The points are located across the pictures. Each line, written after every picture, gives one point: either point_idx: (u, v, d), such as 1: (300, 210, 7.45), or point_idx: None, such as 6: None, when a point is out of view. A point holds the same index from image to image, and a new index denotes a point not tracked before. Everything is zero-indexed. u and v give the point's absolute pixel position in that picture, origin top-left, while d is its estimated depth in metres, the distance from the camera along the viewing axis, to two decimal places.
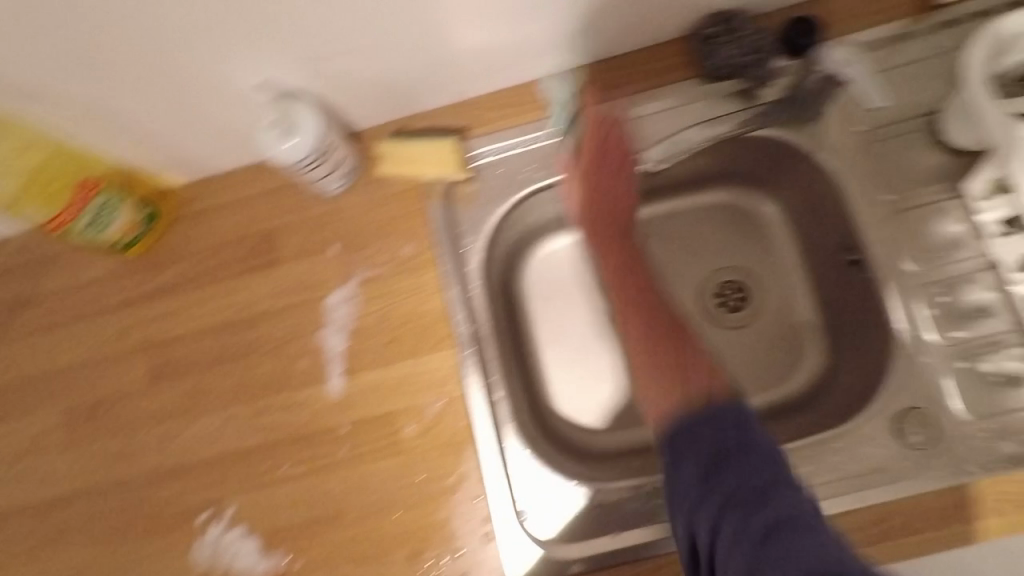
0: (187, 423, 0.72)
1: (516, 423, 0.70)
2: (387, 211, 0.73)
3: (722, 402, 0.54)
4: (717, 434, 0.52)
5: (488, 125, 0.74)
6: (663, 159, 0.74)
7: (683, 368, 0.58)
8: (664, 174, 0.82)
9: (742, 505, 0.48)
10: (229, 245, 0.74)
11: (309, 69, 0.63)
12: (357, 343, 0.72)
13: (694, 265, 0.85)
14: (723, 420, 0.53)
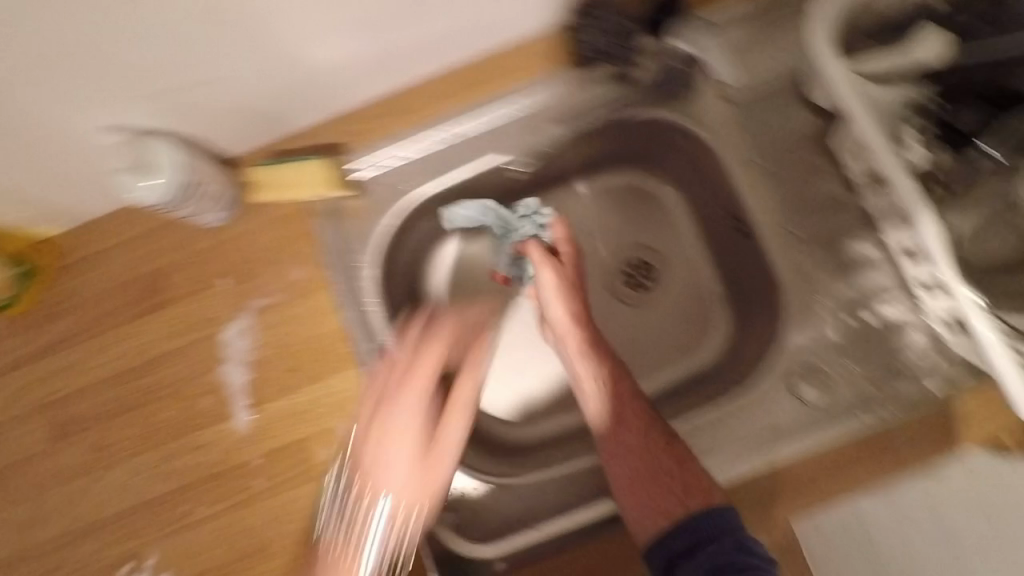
0: (98, 477, 0.72)
1: None
2: (272, 237, 0.72)
3: (717, 509, 0.59)
4: (692, 522, 0.58)
5: (364, 136, 0.72)
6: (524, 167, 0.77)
7: (664, 459, 0.62)
8: (556, 165, 0.81)
9: (697, 546, 0.57)
10: (116, 291, 0.73)
11: (158, 109, 0.61)
12: (259, 374, 0.71)
13: (597, 249, 0.85)
14: (706, 530, 0.58)
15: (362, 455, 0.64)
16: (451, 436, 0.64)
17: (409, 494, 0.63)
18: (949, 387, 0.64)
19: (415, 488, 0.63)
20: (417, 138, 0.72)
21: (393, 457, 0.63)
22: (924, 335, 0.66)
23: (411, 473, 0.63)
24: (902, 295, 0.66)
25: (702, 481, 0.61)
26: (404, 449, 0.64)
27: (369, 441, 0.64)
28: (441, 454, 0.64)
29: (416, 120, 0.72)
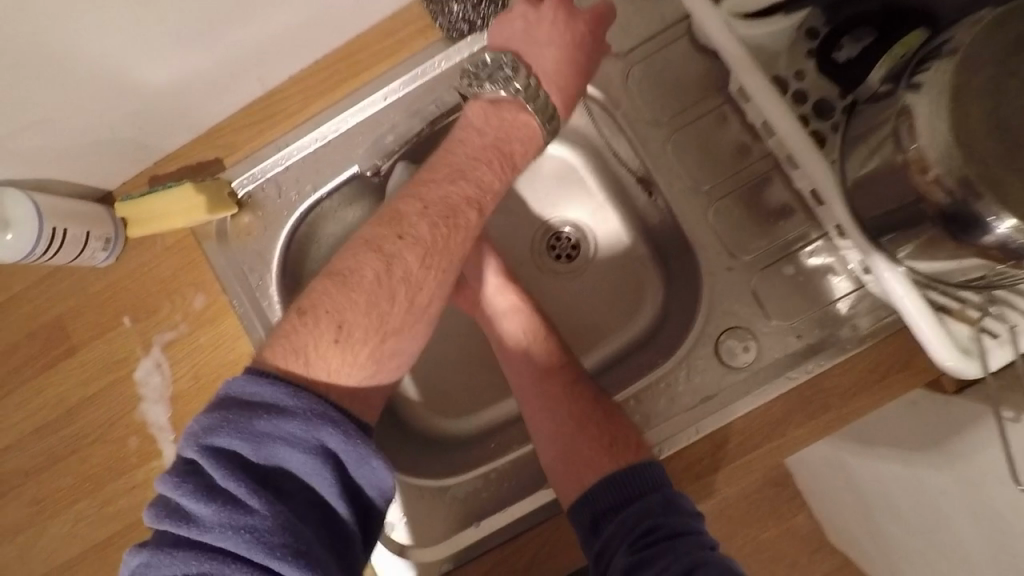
0: (40, 532, 0.71)
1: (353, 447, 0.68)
2: (166, 267, 0.69)
3: (644, 463, 0.59)
4: (619, 479, 0.58)
5: (242, 149, 0.69)
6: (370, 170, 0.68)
7: (592, 418, 0.63)
8: None
9: (626, 504, 0.57)
10: (21, 344, 0.71)
11: (1, 157, 0.57)
12: (177, 409, 0.69)
13: (516, 225, 0.80)
14: (640, 485, 0.57)
15: (401, 210, 0.53)
16: (490, 169, 0.56)
17: (454, 207, 0.54)
18: (876, 329, 0.61)
19: (455, 214, 0.54)
20: (295, 144, 0.67)
21: (456, 198, 0.54)
22: (847, 279, 0.63)
23: (471, 192, 0.55)
24: (819, 238, 0.63)
25: (631, 438, 0.61)
26: (467, 193, 0.55)
27: (471, 155, 0.56)
28: (472, 207, 0.55)
29: (292, 122, 0.68)
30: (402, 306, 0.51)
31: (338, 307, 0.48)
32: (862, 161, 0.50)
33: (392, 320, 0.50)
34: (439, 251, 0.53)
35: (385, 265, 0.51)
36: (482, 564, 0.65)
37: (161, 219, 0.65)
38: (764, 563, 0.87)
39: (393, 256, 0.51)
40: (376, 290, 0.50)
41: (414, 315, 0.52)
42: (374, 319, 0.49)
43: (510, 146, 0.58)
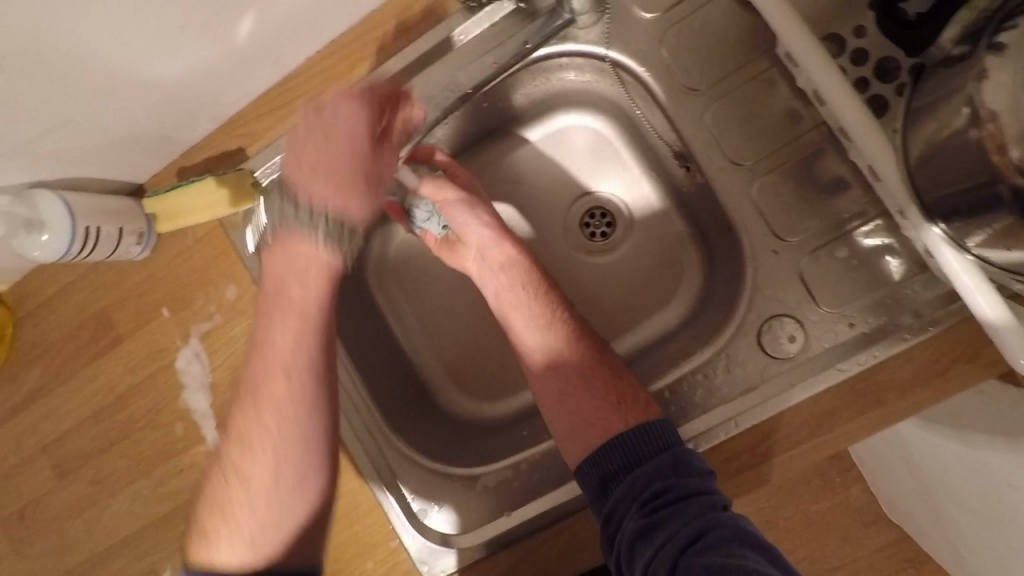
0: (104, 507, 0.76)
1: (386, 432, 0.69)
2: (198, 259, 0.70)
3: (654, 421, 0.56)
4: (625, 441, 0.56)
5: (263, 137, 0.68)
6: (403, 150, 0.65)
7: (598, 374, 0.61)
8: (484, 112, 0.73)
9: (635, 466, 0.55)
10: (73, 334, 0.75)
11: (30, 161, 0.58)
12: (217, 396, 0.71)
13: (545, 203, 0.76)
14: (650, 444, 0.55)
15: (253, 368, 0.54)
16: (321, 294, 0.55)
17: (293, 342, 0.54)
18: (940, 317, 0.55)
19: (290, 352, 0.54)
20: None
21: (280, 337, 0.54)
22: (908, 261, 0.57)
23: (315, 321, 0.55)
24: (877, 216, 0.57)
25: (638, 395, 0.59)
26: (294, 321, 0.54)
27: (291, 286, 0.55)
28: (301, 324, 0.54)
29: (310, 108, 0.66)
30: (286, 445, 0.53)
31: (231, 460, 0.53)
32: (930, 136, 0.43)
33: (285, 454, 0.53)
34: (282, 394, 0.53)
35: (253, 411, 0.53)
36: (514, 553, 0.65)
37: (187, 215, 0.66)
38: (812, 546, 0.84)
39: (256, 462, 0.53)
40: (243, 451, 0.53)
41: (272, 454, 0.52)
42: (263, 456, 0.52)
43: (314, 272, 0.55)
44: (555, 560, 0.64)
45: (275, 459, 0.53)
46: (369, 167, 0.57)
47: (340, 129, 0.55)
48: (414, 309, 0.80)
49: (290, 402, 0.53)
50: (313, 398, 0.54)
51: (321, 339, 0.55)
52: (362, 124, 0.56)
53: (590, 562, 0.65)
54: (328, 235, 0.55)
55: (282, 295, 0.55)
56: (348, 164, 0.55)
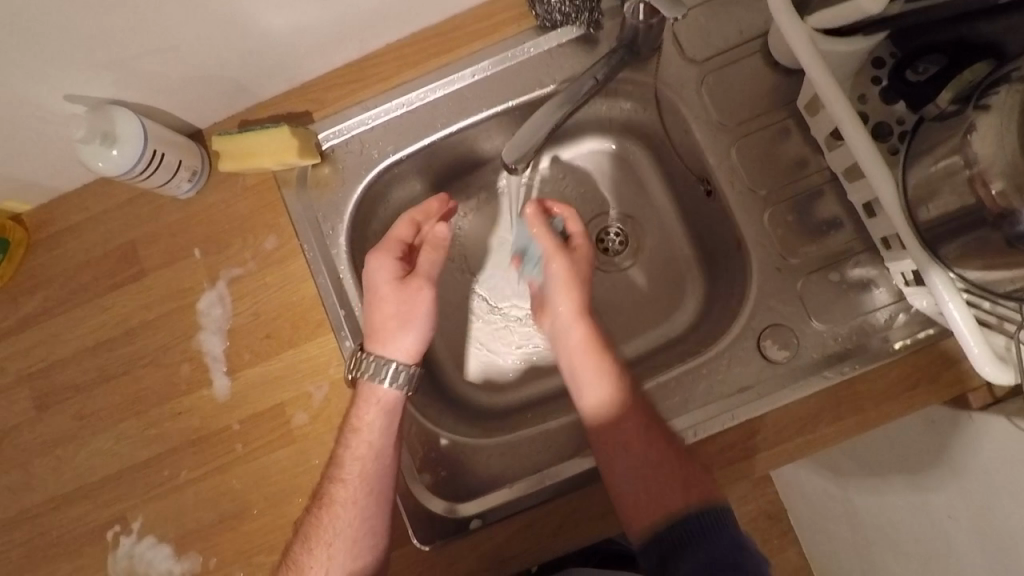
0: (81, 445, 0.73)
1: None
2: (244, 207, 0.73)
3: (717, 505, 0.57)
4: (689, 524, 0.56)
5: (332, 105, 0.73)
6: (514, 163, 0.67)
7: (680, 479, 0.58)
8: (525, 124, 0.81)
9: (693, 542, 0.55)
10: (90, 263, 0.74)
11: (121, 77, 0.62)
12: (233, 343, 0.72)
13: None
14: (708, 529, 0.55)
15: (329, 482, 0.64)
16: (377, 425, 0.65)
17: (352, 460, 0.64)
18: (909, 342, 0.64)
19: (353, 469, 0.64)
20: (383, 106, 0.73)
21: (351, 456, 0.64)
22: (887, 291, 0.66)
23: (371, 445, 0.64)
24: (865, 251, 0.67)
25: (705, 481, 0.58)
26: (359, 458, 0.64)
27: (355, 415, 0.65)
28: (365, 459, 0.64)
29: (382, 88, 0.73)
30: (339, 545, 0.63)
31: (298, 549, 0.63)
32: (925, 170, 0.54)
33: (337, 552, 0.63)
34: (343, 500, 0.63)
35: (323, 513, 0.64)
36: (511, 526, 0.66)
37: (251, 155, 0.69)
38: None
39: (315, 552, 0.63)
40: (308, 546, 0.63)
41: (337, 548, 0.63)
42: (320, 551, 0.63)
43: (374, 401, 0.65)
44: (549, 537, 0.66)
45: (330, 554, 0.63)
46: (402, 307, 0.67)
47: (374, 288, 0.68)
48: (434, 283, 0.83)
49: (347, 507, 0.63)
50: (362, 508, 0.63)
51: (378, 470, 0.64)
52: (384, 278, 0.68)
53: (585, 540, 0.66)
54: (391, 376, 0.66)
55: (363, 431, 0.64)
56: (386, 312, 0.67)
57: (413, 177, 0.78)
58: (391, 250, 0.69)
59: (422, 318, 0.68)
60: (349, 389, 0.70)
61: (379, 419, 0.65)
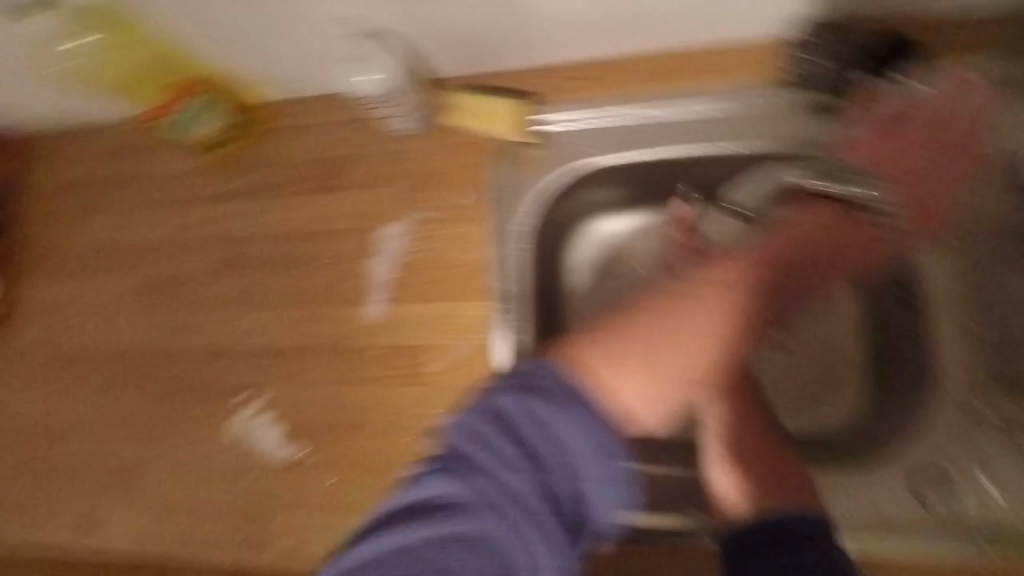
0: (241, 314, 0.81)
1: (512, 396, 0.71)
2: (450, 160, 0.77)
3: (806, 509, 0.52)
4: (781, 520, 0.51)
5: (564, 93, 0.75)
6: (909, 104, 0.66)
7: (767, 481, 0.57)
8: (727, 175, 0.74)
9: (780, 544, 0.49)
10: (300, 163, 0.81)
11: (399, 11, 0.66)
12: (398, 277, 0.77)
13: None
14: (798, 526, 0.50)
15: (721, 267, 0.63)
16: (798, 237, 0.67)
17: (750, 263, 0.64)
18: None
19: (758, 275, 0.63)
20: (607, 109, 0.73)
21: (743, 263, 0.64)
22: None
23: (780, 243, 0.66)
24: None
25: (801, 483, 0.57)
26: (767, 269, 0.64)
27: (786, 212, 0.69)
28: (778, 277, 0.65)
29: (616, 92, 0.74)
30: (698, 335, 0.56)
31: (684, 304, 0.57)
32: None
33: (710, 331, 0.57)
34: (738, 295, 0.60)
35: (706, 283, 0.60)
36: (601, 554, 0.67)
37: (481, 116, 0.74)
38: None
39: (693, 324, 0.56)
40: (690, 298, 0.58)
41: (709, 308, 0.58)
42: (706, 322, 0.57)
43: (712, 300, 0.59)
44: None
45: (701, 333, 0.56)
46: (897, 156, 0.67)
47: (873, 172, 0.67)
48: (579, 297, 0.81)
49: (734, 294, 0.60)
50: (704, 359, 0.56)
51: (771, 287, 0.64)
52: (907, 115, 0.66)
53: None
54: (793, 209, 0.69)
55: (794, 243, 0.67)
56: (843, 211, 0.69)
57: (607, 190, 0.77)
58: (925, 128, 0.66)
59: (908, 169, 0.68)
60: (485, 358, 0.73)
61: (767, 285, 0.64)
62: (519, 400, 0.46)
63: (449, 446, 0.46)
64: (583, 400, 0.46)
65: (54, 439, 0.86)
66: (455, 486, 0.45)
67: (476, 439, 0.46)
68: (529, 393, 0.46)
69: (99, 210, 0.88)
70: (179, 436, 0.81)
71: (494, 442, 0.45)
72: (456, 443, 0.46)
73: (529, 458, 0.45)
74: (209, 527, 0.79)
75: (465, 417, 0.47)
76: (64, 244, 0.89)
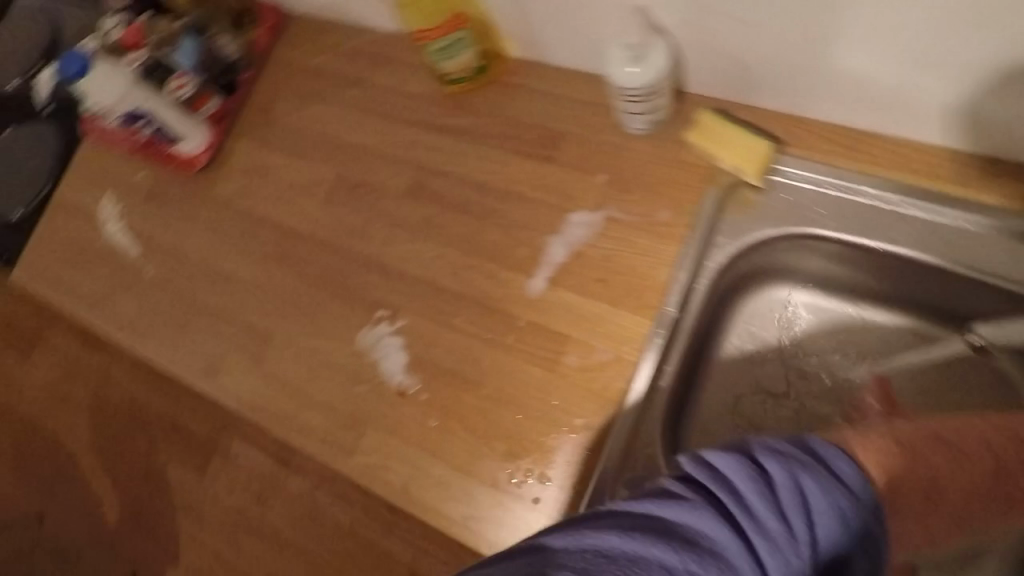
0: (414, 241, 0.84)
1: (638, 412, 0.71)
2: (664, 172, 0.76)
3: None
4: None
5: (808, 150, 0.72)
6: None
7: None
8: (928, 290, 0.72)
9: None
10: (519, 124, 0.83)
11: (689, 17, 0.65)
12: (571, 263, 0.77)
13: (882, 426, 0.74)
14: None
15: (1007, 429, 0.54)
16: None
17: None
18: None
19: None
20: (846, 181, 0.71)
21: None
22: None
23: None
24: None
25: None
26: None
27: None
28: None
29: (863, 169, 0.70)
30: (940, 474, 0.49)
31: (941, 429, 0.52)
32: None
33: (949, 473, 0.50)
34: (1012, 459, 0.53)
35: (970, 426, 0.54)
36: None
37: (722, 145, 0.73)
38: None
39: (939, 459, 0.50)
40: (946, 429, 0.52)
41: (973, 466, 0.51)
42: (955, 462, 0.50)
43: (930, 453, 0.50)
44: None
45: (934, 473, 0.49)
46: None
47: None
48: (727, 348, 0.79)
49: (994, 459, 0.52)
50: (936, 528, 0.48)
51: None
52: None
53: None
54: None
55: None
56: None
57: (803, 257, 0.75)
58: None
59: None
60: (626, 372, 0.72)
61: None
62: (798, 474, 0.42)
63: (708, 481, 0.43)
64: (862, 501, 0.42)
65: (210, 283, 0.93)
66: (706, 524, 0.41)
67: (742, 490, 0.42)
68: (795, 463, 0.42)
69: (328, 100, 0.95)
70: (318, 325, 0.86)
71: (759, 503, 0.41)
72: (714, 483, 0.42)
73: (791, 536, 0.41)
74: (311, 419, 0.83)
75: (726, 459, 0.44)
76: (287, 118, 0.97)
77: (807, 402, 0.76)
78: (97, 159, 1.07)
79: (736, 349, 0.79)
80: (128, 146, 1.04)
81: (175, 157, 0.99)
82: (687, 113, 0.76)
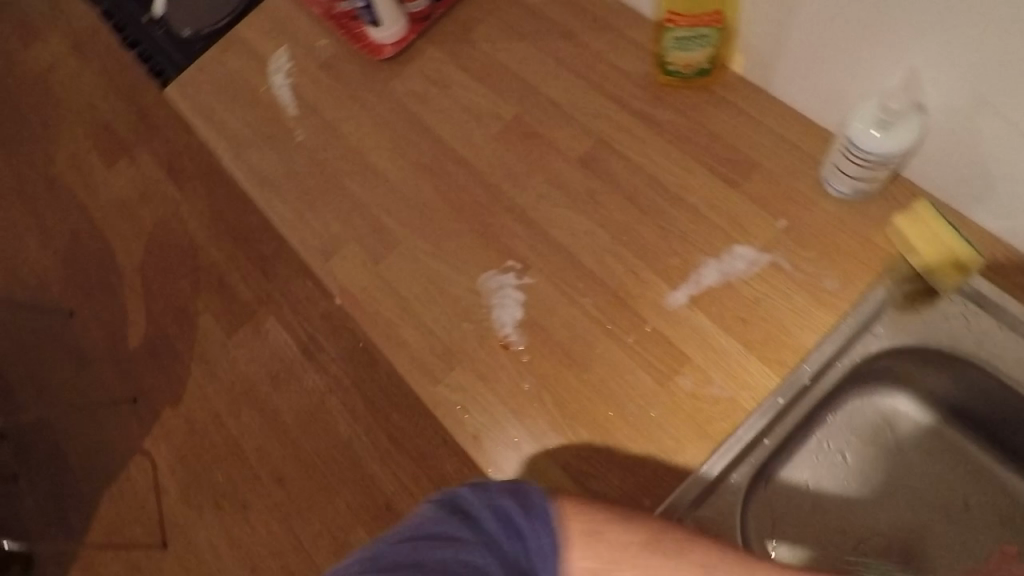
0: (568, 207, 0.84)
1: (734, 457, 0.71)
2: (848, 243, 0.74)
3: None
4: None
5: (1001, 280, 0.71)
6: None
7: None
8: None
9: None
10: (718, 138, 0.82)
11: (958, 108, 0.63)
12: (718, 290, 0.76)
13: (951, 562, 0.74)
14: None
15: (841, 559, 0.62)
16: None
17: None
18: None
19: None
20: None
21: None
22: None
23: None
24: None
25: None
26: None
27: None
28: None
29: None
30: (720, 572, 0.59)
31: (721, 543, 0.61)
32: None
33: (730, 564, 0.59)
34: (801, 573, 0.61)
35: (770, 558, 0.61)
36: None
37: (924, 240, 0.70)
38: None
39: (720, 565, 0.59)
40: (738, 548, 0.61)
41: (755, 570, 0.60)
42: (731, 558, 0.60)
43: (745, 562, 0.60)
44: None
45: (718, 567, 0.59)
46: None
47: None
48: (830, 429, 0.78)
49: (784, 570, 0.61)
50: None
51: None
52: None
53: None
54: None
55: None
56: None
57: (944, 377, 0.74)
58: None
59: None
60: (737, 416, 0.72)
61: None
62: (506, 500, 0.53)
63: (464, 504, 0.53)
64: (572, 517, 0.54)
65: (354, 168, 0.94)
66: (445, 528, 0.51)
67: (476, 512, 0.52)
68: (516, 495, 0.53)
69: (532, 42, 0.94)
70: (445, 249, 0.86)
71: (485, 519, 0.52)
72: (446, 512, 0.53)
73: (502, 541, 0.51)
74: (408, 334, 0.83)
75: (461, 494, 0.54)
76: (485, 42, 0.96)
77: (893, 513, 0.76)
78: (287, 10, 1.07)
79: (843, 442, 0.78)
80: (324, 11, 1.04)
81: (365, 39, 0.99)
82: (893, 195, 0.74)
